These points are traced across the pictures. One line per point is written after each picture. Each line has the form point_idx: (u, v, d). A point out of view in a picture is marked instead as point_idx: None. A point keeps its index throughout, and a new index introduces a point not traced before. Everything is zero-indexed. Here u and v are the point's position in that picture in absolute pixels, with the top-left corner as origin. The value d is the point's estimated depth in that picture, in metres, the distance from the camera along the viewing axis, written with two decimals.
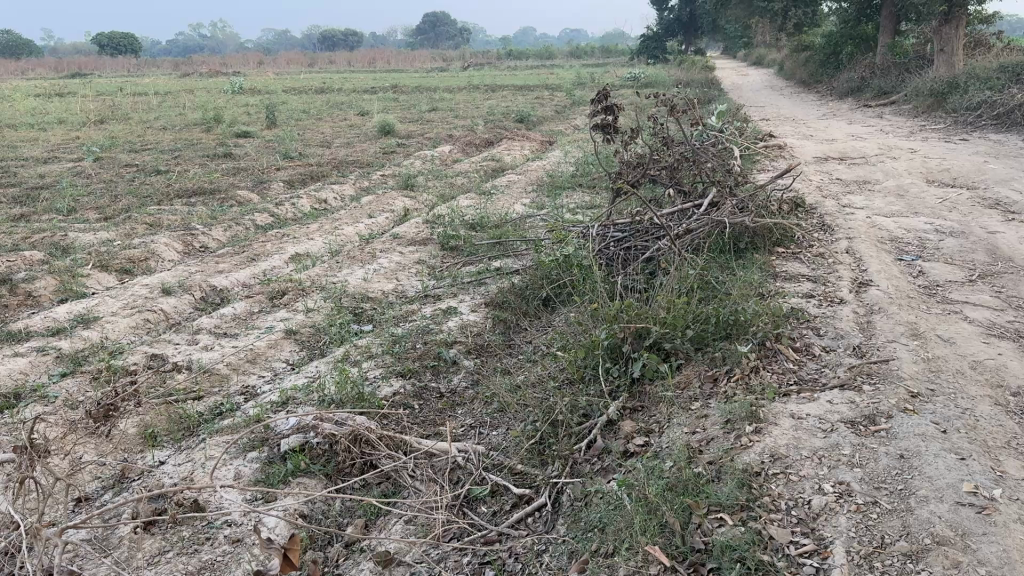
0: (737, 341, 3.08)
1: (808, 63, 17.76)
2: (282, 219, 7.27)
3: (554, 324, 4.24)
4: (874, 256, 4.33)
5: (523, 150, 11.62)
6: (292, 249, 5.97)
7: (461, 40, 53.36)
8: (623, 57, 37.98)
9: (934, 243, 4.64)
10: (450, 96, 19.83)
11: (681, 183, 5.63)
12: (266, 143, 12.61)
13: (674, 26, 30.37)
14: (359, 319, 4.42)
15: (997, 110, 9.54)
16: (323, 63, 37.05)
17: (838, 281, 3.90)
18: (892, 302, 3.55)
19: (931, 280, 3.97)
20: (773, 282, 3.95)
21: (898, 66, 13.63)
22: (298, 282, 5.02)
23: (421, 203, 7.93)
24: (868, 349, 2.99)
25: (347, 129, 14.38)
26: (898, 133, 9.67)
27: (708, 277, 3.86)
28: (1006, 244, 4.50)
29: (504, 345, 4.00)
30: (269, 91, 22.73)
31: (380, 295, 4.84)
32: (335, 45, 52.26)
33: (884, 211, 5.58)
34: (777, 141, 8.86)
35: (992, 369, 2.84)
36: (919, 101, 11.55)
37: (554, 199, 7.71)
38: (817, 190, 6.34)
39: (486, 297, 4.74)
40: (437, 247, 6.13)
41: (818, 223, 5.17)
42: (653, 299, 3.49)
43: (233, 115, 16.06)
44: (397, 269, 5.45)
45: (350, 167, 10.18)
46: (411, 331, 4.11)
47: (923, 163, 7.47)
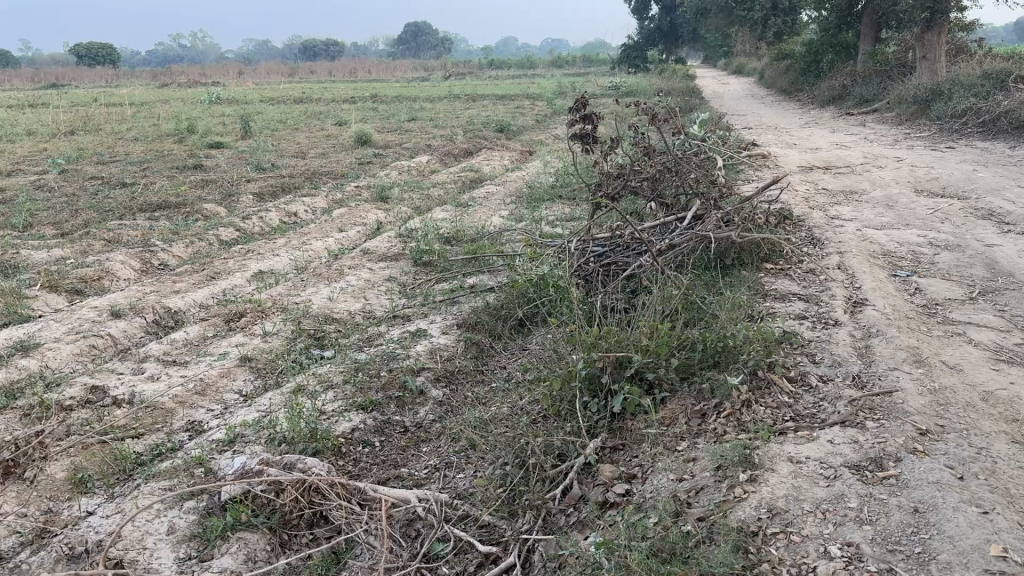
0: (725, 370, 2.82)
1: (789, 72, 17.66)
2: (249, 235, 6.97)
3: (530, 347, 3.97)
4: (867, 272, 4.08)
5: (503, 160, 11.36)
6: (255, 267, 5.67)
7: (442, 50, 53.23)
8: (604, 66, 37.92)
9: (929, 257, 4.41)
10: (430, 105, 19.56)
11: (662, 196, 5.39)
12: (239, 154, 12.29)
13: (654, 36, 30.37)
14: (322, 343, 4.14)
15: (982, 117, 9.39)
16: (303, 73, 36.73)
17: (831, 300, 3.65)
18: (890, 323, 3.31)
19: (929, 298, 3.74)
20: (763, 302, 3.69)
21: (880, 74, 13.50)
22: (258, 303, 4.73)
23: (396, 215, 7.65)
24: (869, 379, 2.74)
25: (323, 139, 14.07)
26: (884, 141, 9.50)
27: (694, 298, 3.60)
28: (1004, 258, 4.27)
29: (476, 372, 3.72)
30: (246, 100, 22.35)
31: (345, 317, 4.56)
32: (316, 55, 51.95)
33: (875, 223, 5.36)
34: (761, 150, 8.65)
35: (1005, 401, 2.59)
36: (902, 109, 11.41)
37: (532, 211, 7.45)
38: (804, 201, 6.12)
39: (458, 317, 4.46)
40: (410, 262, 5.85)
41: (807, 236, 4.93)
42: (634, 323, 3.23)
43: (207, 125, 15.74)
44: (365, 287, 5.17)
45: (324, 178, 9.88)
46: (375, 356, 3.82)
47: (910, 172, 7.28)
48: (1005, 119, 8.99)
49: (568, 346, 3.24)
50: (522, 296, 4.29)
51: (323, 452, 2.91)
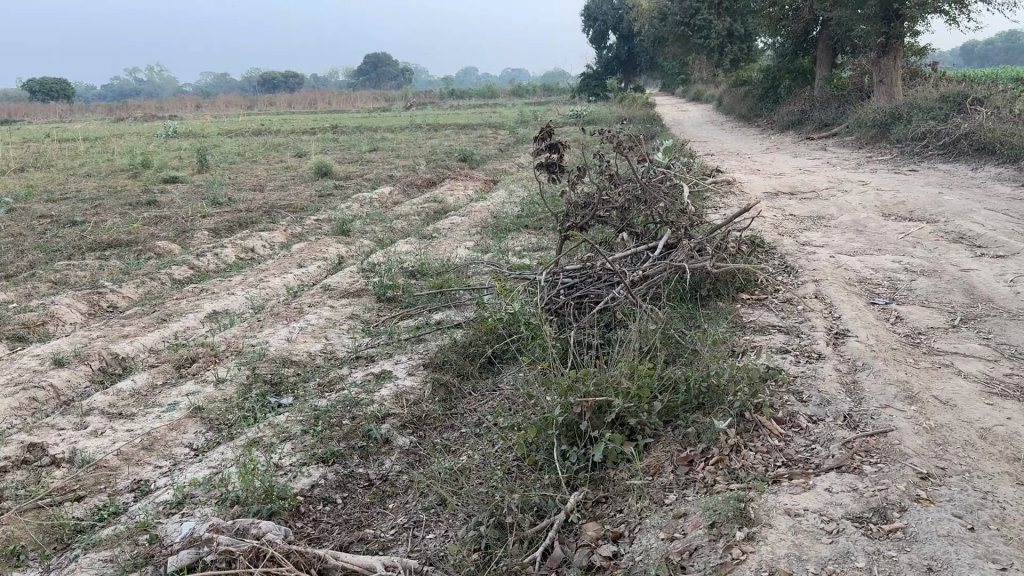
0: (711, 413, 2.66)
1: (747, 98, 17.84)
2: (204, 273, 6.71)
3: (501, 387, 3.77)
4: (845, 300, 3.97)
5: (467, 189, 11.23)
6: (209, 307, 5.43)
7: (403, 81, 53.29)
8: (564, 95, 38.18)
9: (906, 283, 4.32)
10: (391, 136, 19.41)
11: (632, 225, 5.25)
12: (195, 189, 11.99)
13: (612, 64, 30.68)
14: (279, 389, 3.91)
15: (942, 140, 9.47)
16: (262, 105, 36.41)
17: (812, 332, 3.52)
18: (876, 355, 3.17)
19: (910, 327, 3.62)
20: (743, 335, 3.55)
21: (837, 99, 13.65)
22: (211, 346, 4.49)
23: (357, 249, 7.43)
24: (861, 418, 2.59)
25: (282, 172, 13.83)
26: (846, 165, 9.52)
27: (672, 332, 3.44)
28: (982, 283, 4.19)
29: (446, 416, 3.52)
30: (203, 133, 22.01)
31: (304, 360, 4.33)
32: (276, 87, 51.64)
33: (846, 249, 5.28)
34: (726, 176, 8.60)
35: (1004, 438, 2.45)
36: (862, 132, 11.50)
37: (498, 242, 7.28)
38: (774, 228, 6.03)
39: (425, 356, 4.25)
40: (373, 298, 5.62)
41: (780, 264, 4.82)
42: (611, 362, 3.06)
43: (162, 160, 15.41)
44: (326, 326, 4.93)
45: (283, 212, 9.64)
46: (336, 402, 3.60)
47: (876, 196, 7.26)
48: (964, 141, 9.07)
49: (544, 388, 3.06)
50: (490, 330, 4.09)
51: (280, 514, 2.69)
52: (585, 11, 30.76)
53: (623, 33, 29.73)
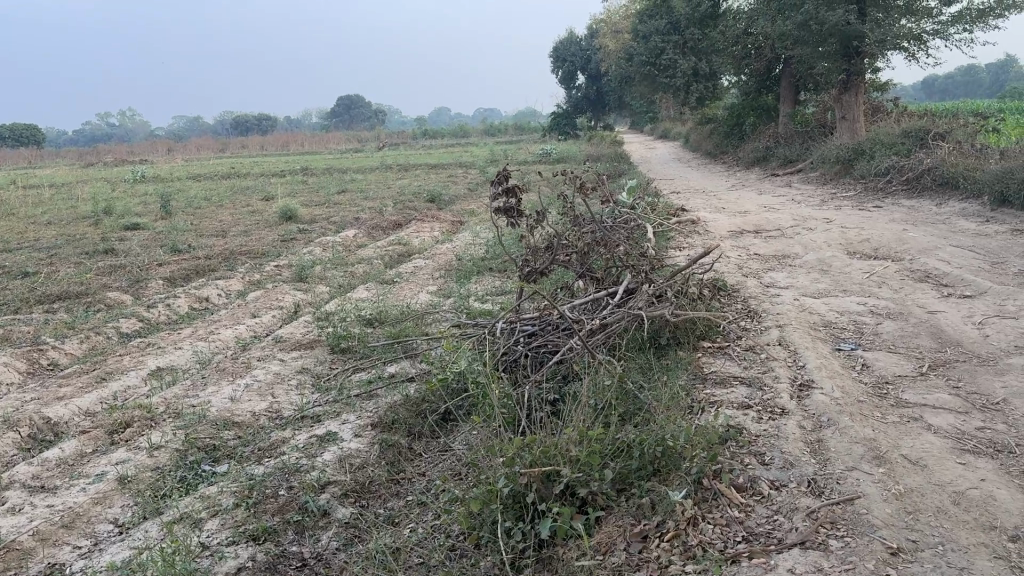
0: (665, 481, 2.46)
1: (712, 135, 17.96)
2: (153, 325, 6.44)
3: (452, 447, 3.55)
4: (810, 347, 3.82)
5: (433, 231, 11.06)
6: (152, 364, 5.16)
7: (375, 122, 53.41)
8: (535, 133, 38.41)
9: (871, 327, 4.18)
10: (360, 177, 19.26)
11: (593, 269, 5.08)
12: (156, 235, 11.72)
13: (582, 104, 30.94)
14: (216, 455, 3.67)
15: (905, 175, 9.48)
16: (233, 148, 36.20)
17: (775, 383, 3.35)
18: (841, 409, 3.01)
19: (877, 376, 3.47)
20: (704, 388, 3.37)
21: (802, 135, 13.73)
22: (148, 408, 4.23)
23: (315, 297, 7.20)
24: (826, 483, 2.42)
25: (247, 216, 13.61)
26: (812, 202, 9.48)
27: (628, 387, 3.25)
28: (949, 326, 4.07)
29: (391, 482, 3.29)
30: (170, 177, 21.73)
31: (246, 421, 4.08)
32: (248, 129, 51.47)
33: (811, 290, 5.15)
34: (691, 216, 8.50)
35: (978, 504, 2.29)
36: (826, 168, 11.52)
37: (460, 287, 7.09)
38: (738, 269, 5.90)
39: (375, 413, 4.02)
40: (327, 349, 5.38)
41: (743, 309, 4.67)
42: (562, 424, 2.85)
43: (125, 205, 15.12)
44: (274, 382, 4.69)
45: (242, 258, 9.39)
46: (273, 470, 3.37)
47: (841, 233, 7.19)
48: (928, 177, 9.08)
49: (490, 455, 2.84)
50: (440, 385, 3.88)
51: None
52: (554, 51, 31.03)
53: (592, 73, 30.02)
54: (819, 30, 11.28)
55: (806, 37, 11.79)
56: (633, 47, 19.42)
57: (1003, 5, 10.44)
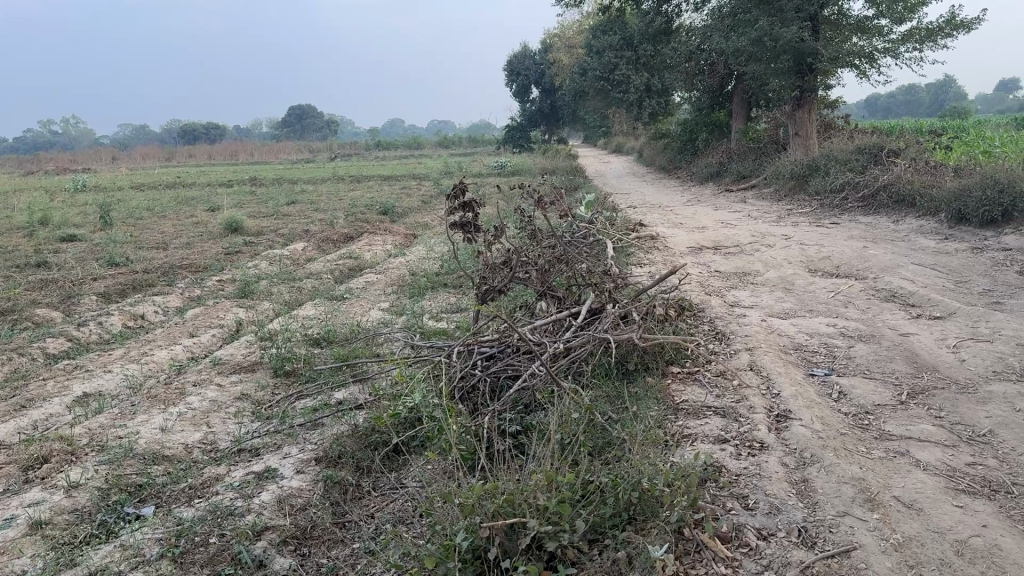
0: (644, 532, 2.22)
1: (666, 150, 17.96)
2: (83, 345, 6.03)
3: (405, 484, 3.26)
4: (783, 372, 3.61)
5: (385, 244, 10.74)
6: (78, 389, 4.78)
7: (328, 132, 52.75)
8: (490, 146, 38.25)
9: (844, 350, 4.01)
10: (311, 188, 18.83)
11: (553, 287, 4.84)
12: (93, 247, 11.19)
13: (536, 117, 30.91)
14: (142, 495, 3.34)
15: (861, 192, 9.46)
16: (181, 157, 35.30)
17: (751, 413, 3.14)
18: (824, 444, 2.81)
19: (856, 405, 3.27)
20: (676, 419, 3.14)
21: (755, 151, 13.74)
22: (69, 440, 3.87)
23: (259, 314, 6.84)
24: (818, 533, 2.20)
25: (191, 227, 13.12)
26: (769, 218, 9.41)
27: (597, 418, 3.00)
28: (925, 349, 3.91)
29: (336, 527, 3.00)
30: (112, 186, 20.99)
31: (177, 456, 3.75)
32: (196, 138, 50.37)
33: (777, 309, 4.98)
34: (649, 231, 8.34)
35: (983, 554, 2.08)
36: (781, 184, 11.50)
37: (412, 304, 6.80)
38: (701, 287, 5.72)
39: (320, 445, 3.72)
40: (269, 372, 5.05)
41: (710, 330, 4.46)
42: (527, 466, 2.59)
43: (62, 216, 14.48)
44: (210, 410, 4.36)
45: (183, 272, 8.98)
46: (204, 513, 3.07)
47: (801, 250, 7.07)
48: (884, 194, 9.07)
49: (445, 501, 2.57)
50: (392, 415, 3.60)
51: None
52: (508, 65, 30.94)
53: (545, 87, 29.95)
54: (773, 46, 11.23)
55: (760, 54, 11.75)
56: (587, 61, 19.36)
57: (952, 25, 10.54)
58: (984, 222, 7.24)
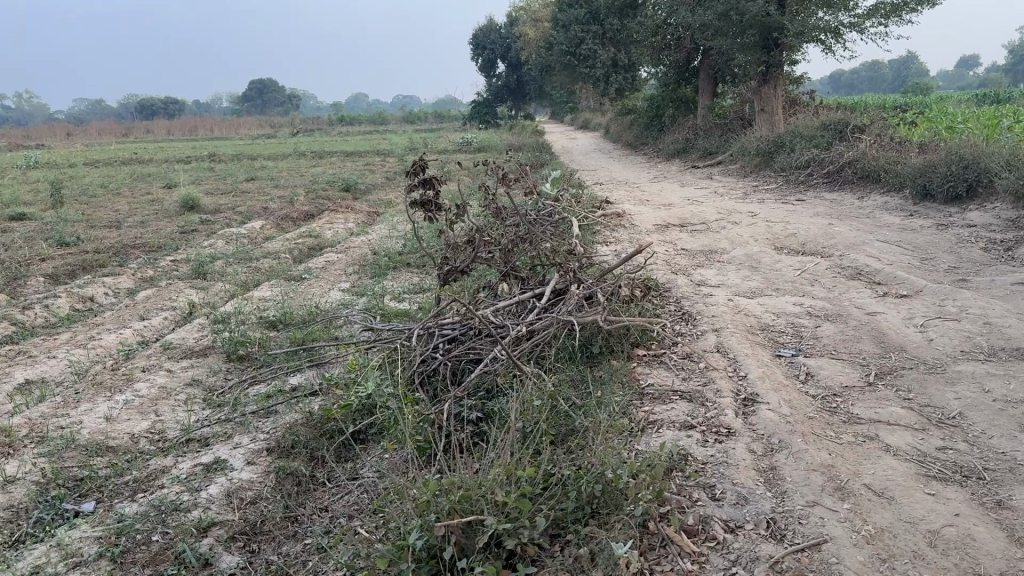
0: (607, 527, 2.12)
1: (632, 126, 17.88)
2: (28, 328, 5.78)
3: (361, 476, 3.13)
4: (750, 354, 3.53)
5: (347, 223, 10.53)
6: (20, 376, 4.56)
7: (291, 107, 51.89)
8: (456, 122, 37.87)
9: (811, 330, 3.94)
10: (272, 164, 18.44)
11: (516, 268, 4.70)
12: (43, 226, 10.83)
13: (501, 92, 30.65)
14: (83, 489, 3.17)
15: (826, 168, 9.44)
16: (139, 133, 34.45)
17: (718, 396, 3.05)
18: (792, 428, 2.72)
19: (823, 387, 3.20)
20: (642, 404, 3.04)
21: (720, 127, 13.70)
22: (7, 431, 3.67)
23: (213, 296, 6.63)
24: (787, 524, 2.12)
25: (147, 205, 12.77)
26: (734, 194, 9.35)
27: (560, 405, 2.88)
28: (892, 329, 3.85)
29: (287, 522, 2.86)
30: (65, 163, 20.40)
31: (121, 448, 3.57)
32: (154, 113, 49.22)
33: (743, 288, 4.90)
34: (615, 208, 8.24)
35: (956, 545, 2.01)
36: (746, 160, 11.45)
37: (374, 284, 6.64)
38: (667, 266, 5.63)
39: (273, 434, 3.57)
40: (222, 357, 4.88)
41: (676, 311, 4.37)
42: (486, 460, 2.47)
43: (12, 193, 14.03)
44: (159, 398, 4.18)
45: (136, 252, 8.70)
46: (148, 508, 2.91)
47: (768, 227, 7.02)
48: (849, 170, 9.06)
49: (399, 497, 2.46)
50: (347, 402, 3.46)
51: None
52: (473, 39, 30.58)
53: (511, 62, 29.62)
54: (739, 21, 11.13)
55: (725, 28, 11.64)
56: (553, 36, 19.16)
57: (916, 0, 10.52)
58: (948, 198, 7.24)
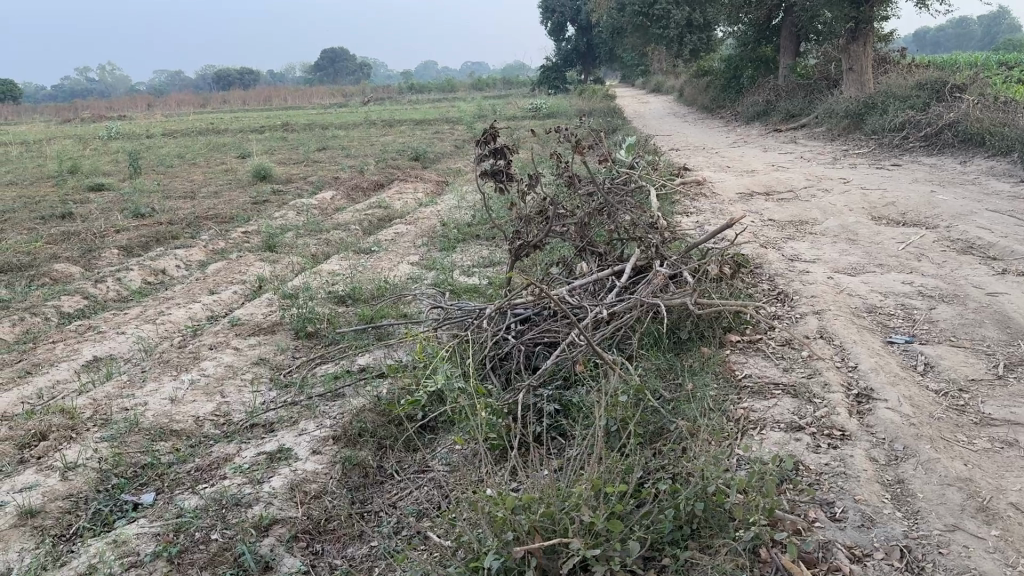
0: (712, 553, 1.85)
1: (708, 89, 17.21)
2: (101, 303, 5.75)
3: (432, 469, 2.93)
4: (858, 341, 3.18)
5: (417, 192, 10.35)
6: (88, 353, 4.49)
7: (362, 76, 52.02)
8: (525, 87, 37.32)
9: (924, 313, 3.55)
10: (343, 133, 18.38)
11: (593, 243, 4.41)
12: (120, 197, 10.93)
13: (571, 56, 29.86)
14: (143, 478, 3.03)
15: (923, 131, 8.80)
16: (216, 103, 34.98)
17: (827, 391, 2.72)
18: (918, 432, 2.39)
19: (946, 381, 2.84)
20: (739, 399, 2.74)
21: (804, 88, 13.01)
22: (71, 413, 3.57)
23: (282, 269, 6.52)
24: (924, 555, 1.82)
25: (220, 175, 12.82)
26: (823, 159, 8.81)
27: (647, 400, 2.61)
28: (1021, 312, 3.43)
29: (353, 519, 2.67)
30: (144, 134, 20.74)
31: (186, 432, 3.44)
32: (230, 84, 49.97)
33: (842, 264, 4.51)
34: (694, 176, 7.83)
35: None
36: (833, 123, 10.82)
37: (444, 257, 6.42)
38: (755, 238, 5.26)
39: (339, 421, 3.37)
40: (289, 334, 4.74)
41: (770, 289, 4.01)
42: (570, 469, 2.21)
43: (93, 165, 14.27)
44: (225, 378, 4.05)
45: (208, 224, 8.67)
46: (208, 503, 2.75)
47: (863, 195, 6.53)
48: (949, 132, 8.42)
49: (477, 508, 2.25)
50: (417, 394, 3.25)
51: None
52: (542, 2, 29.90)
53: (582, 24, 28.78)
54: None
55: None
56: None
57: None
58: None
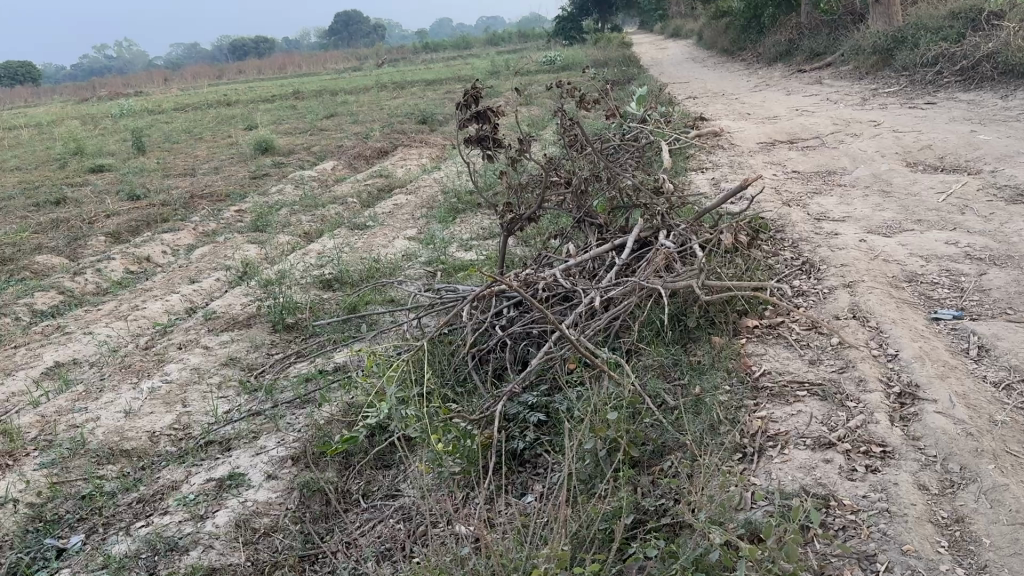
0: None
1: (728, 30, 16.38)
2: (76, 297, 5.39)
3: (400, 494, 2.53)
4: (899, 320, 2.70)
5: (422, 158, 9.86)
6: (49, 358, 4.13)
7: (376, 37, 51.05)
8: (540, 39, 36.24)
9: (975, 280, 3.04)
10: (353, 99, 17.83)
11: (593, 212, 3.91)
12: (118, 178, 10.56)
13: (587, 5, 28.59)
14: (77, 515, 2.67)
15: (959, 64, 8.12)
16: (230, 73, 34.40)
17: (862, 392, 2.26)
18: (977, 445, 1.93)
19: (1006, 367, 2.36)
20: (756, 405, 2.30)
21: (828, 25, 12.22)
22: (12, 436, 3.21)
23: (272, 250, 6.11)
24: None
25: (223, 149, 12.43)
26: (850, 101, 8.17)
27: (642, 412, 2.18)
28: None
29: (305, 566, 2.29)
30: (153, 110, 20.35)
31: (137, 451, 3.06)
32: (244, 53, 49.27)
33: (875, 221, 4.00)
34: (711, 126, 7.27)
35: None
36: (861, 60, 10.10)
37: (441, 230, 5.97)
38: (777, 196, 4.74)
39: (303, 436, 2.97)
40: (267, 327, 4.33)
41: (794, 257, 3.53)
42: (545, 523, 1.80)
43: (97, 145, 13.93)
44: (189, 383, 3.67)
45: (202, 204, 8.27)
46: (140, 549, 2.39)
47: (896, 138, 5.96)
48: (988, 64, 7.73)
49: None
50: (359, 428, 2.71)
51: None
52: None
53: None
54: None
55: None
56: None
57: None
58: None
